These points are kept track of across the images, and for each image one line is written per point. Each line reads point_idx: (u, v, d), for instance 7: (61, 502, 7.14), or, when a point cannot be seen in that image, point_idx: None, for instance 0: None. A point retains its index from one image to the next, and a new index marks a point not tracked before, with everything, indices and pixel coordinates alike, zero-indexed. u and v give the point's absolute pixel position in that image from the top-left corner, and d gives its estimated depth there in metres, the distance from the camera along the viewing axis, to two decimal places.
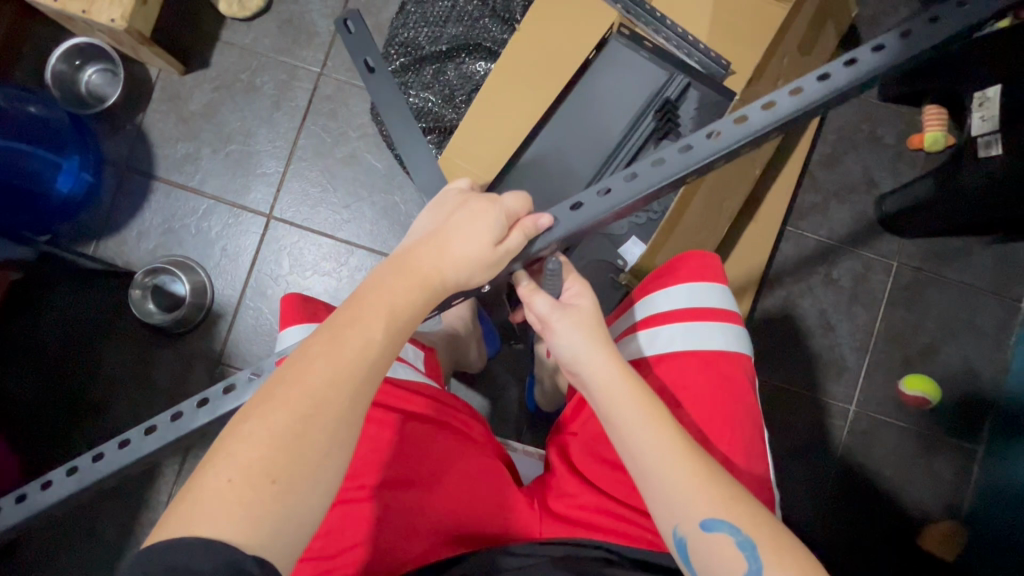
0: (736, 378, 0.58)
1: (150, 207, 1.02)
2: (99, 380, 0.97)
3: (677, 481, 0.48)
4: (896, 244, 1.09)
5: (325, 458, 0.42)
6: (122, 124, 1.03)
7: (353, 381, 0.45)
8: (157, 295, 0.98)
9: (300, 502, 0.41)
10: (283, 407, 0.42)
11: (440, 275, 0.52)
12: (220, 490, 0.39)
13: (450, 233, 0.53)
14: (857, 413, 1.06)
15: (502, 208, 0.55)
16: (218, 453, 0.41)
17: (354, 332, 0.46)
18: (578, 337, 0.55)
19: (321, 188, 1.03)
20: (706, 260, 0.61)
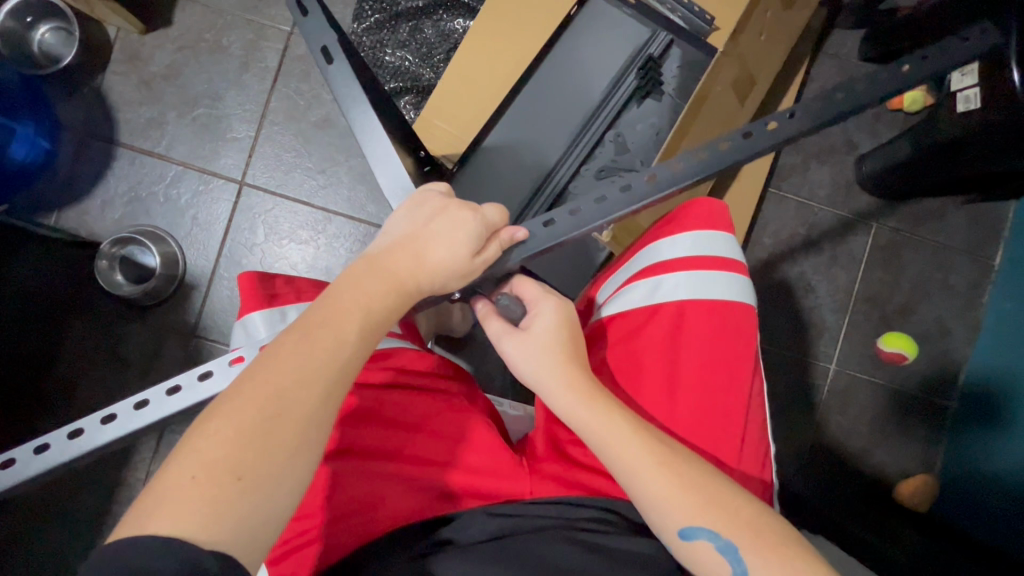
0: (738, 328, 0.58)
1: (114, 175, 0.97)
2: (67, 356, 0.93)
3: (652, 489, 0.48)
4: (875, 206, 1.10)
5: (293, 454, 0.39)
6: (79, 87, 0.97)
7: (325, 381, 0.42)
8: (125, 266, 0.95)
9: (269, 499, 0.38)
10: (251, 401, 0.39)
11: (416, 279, 0.50)
12: (183, 487, 0.36)
13: (427, 240, 0.51)
14: (836, 373, 1.08)
15: (482, 217, 0.54)
16: (180, 449, 0.38)
17: (325, 331, 0.44)
18: (537, 366, 0.55)
19: (295, 153, 1.00)
20: (712, 208, 0.60)
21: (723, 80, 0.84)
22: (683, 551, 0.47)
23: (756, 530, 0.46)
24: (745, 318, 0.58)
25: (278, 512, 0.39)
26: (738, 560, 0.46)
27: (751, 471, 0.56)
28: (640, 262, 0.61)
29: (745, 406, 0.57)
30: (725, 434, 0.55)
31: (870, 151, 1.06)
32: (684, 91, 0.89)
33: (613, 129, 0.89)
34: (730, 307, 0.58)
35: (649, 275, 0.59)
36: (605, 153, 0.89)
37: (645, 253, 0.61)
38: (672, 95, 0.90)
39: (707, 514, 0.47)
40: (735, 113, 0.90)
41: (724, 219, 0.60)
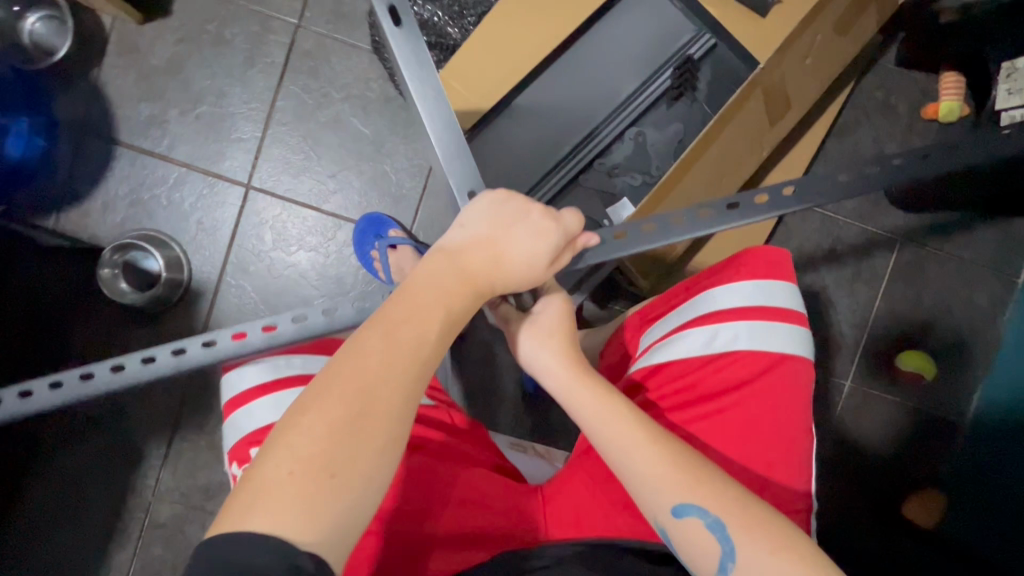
0: (795, 379, 0.57)
1: (115, 175, 0.93)
2: (70, 364, 0.89)
3: (644, 468, 0.47)
4: (902, 219, 1.07)
5: (384, 452, 0.38)
6: (74, 80, 0.92)
7: (411, 374, 0.41)
8: (129, 273, 0.91)
9: (363, 495, 0.37)
10: (341, 398, 0.38)
11: (489, 281, 0.49)
12: (281, 482, 0.35)
13: (505, 241, 0.51)
14: (852, 389, 1.06)
15: (561, 226, 0.53)
16: (272, 442, 0.37)
17: (410, 327, 0.42)
18: (547, 354, 0.55)
19: (303, 155, 0.95)
20: (774, 256, 0.60)
21: (757, 99, 0.81)
22: (676, 532, 0.46)
23: (752, 519, 0.45)
24: (804, 371, 0.58)
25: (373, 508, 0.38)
26: (725, 535, 0.45)
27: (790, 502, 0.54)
28: (693, 309, 0.59)
29: (784, 442, 0.55)
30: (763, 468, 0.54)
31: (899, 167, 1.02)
32: (714, 100, 0.86)
33: (635, 127, 0.86)
34: (793, 363, 0.57)
35: (705, 321, 0.57)
36: (622, 150, 0.86)
37: (694, 302, 0.59)
38: (703, 101, 0.86)
39: (698, 490, 0.46)
40: (764, 134, 0.86)
41: (785, 266, 0.60)
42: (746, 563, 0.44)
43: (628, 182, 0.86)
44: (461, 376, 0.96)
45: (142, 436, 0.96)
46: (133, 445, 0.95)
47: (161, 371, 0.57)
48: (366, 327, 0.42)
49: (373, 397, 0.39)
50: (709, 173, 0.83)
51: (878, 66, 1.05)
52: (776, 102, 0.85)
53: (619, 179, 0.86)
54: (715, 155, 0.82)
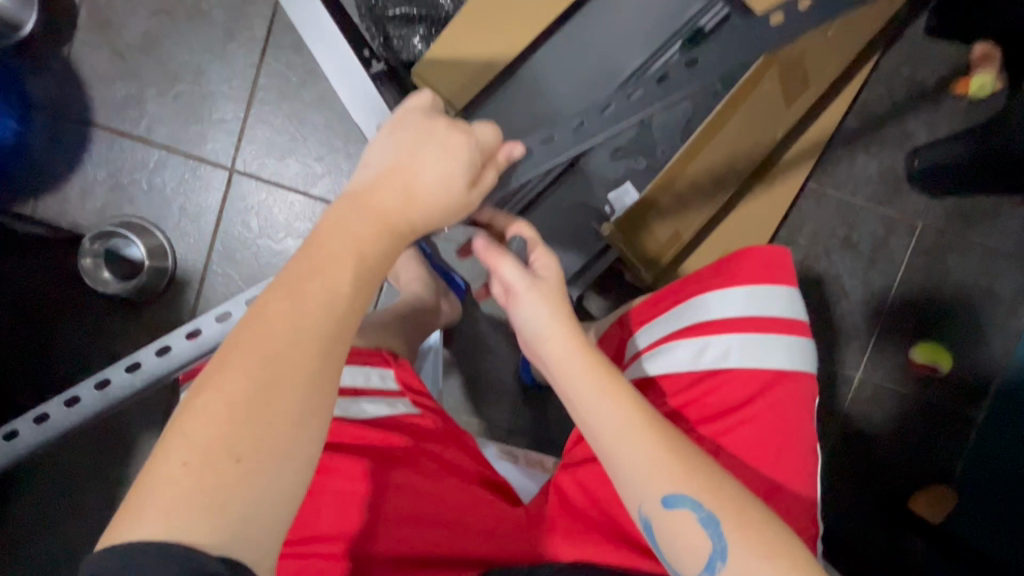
0: (793, 397, 0.54)
1: (92, 159, 0.88)
2: (61, 355, 0.87)
3: (635, 458, 0.44)
4: (923, 203, 1.01)
5: (297, 425, 0.34)
6: (45, 58, 0.87)
7: (321, 337, 0.36)
8: (111, 262, 0.87)
9: (275, 482, 0.33)
10: (242, 372, 0.34)
11: (408, 218, 0.42)
12: (176, 476, 0.31)
13: (411, 170, 0.42)
14: (862, 381, 1.02)
15: (477, 142, 0.45)
16: (169, 432, 0.33)
17: (314, 283, 0.36)
18: (545, 317, 0.48)
19: (289, 137, 0.90)
20: (774, 256, 0.57)
21: (772, 78, 0.74)
22: (663, 526, 0.43)
23: (744, 515, 0.42)
24: (805, 383, 0.55)
25: (292, 495, 0.34)
26: (718, 532, 0.42)
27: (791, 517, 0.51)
28: (683, 318, 0.56)
29: (785, 454, 0.52)
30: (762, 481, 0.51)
31: (923, 147, 0.96)
32: None
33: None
34: (792, 376, 0.55)
35: (693, 334, 0.55)
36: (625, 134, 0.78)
37: (683, 311, 0.57)
38: None
39: (693, 480, 0.43)
40: (778, 117, 0.81)
41: (783, 267, 0.57)
42: (737, 564, 0.41)
43: (631, 166, 0.76)
44: (456, 369, 0.93)
45: (132, 424, 0.86)
46: (121, 434, 0.86)
47: (159, 369, 0.68)
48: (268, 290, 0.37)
49: (278, 368, 0.34)
50: (721, 156, 0.78)
51: (904, 37, 0.98)
52: (793, 83, 0.78)
53: (621, 163, 0.76)
54: (726, 138, 0.77)
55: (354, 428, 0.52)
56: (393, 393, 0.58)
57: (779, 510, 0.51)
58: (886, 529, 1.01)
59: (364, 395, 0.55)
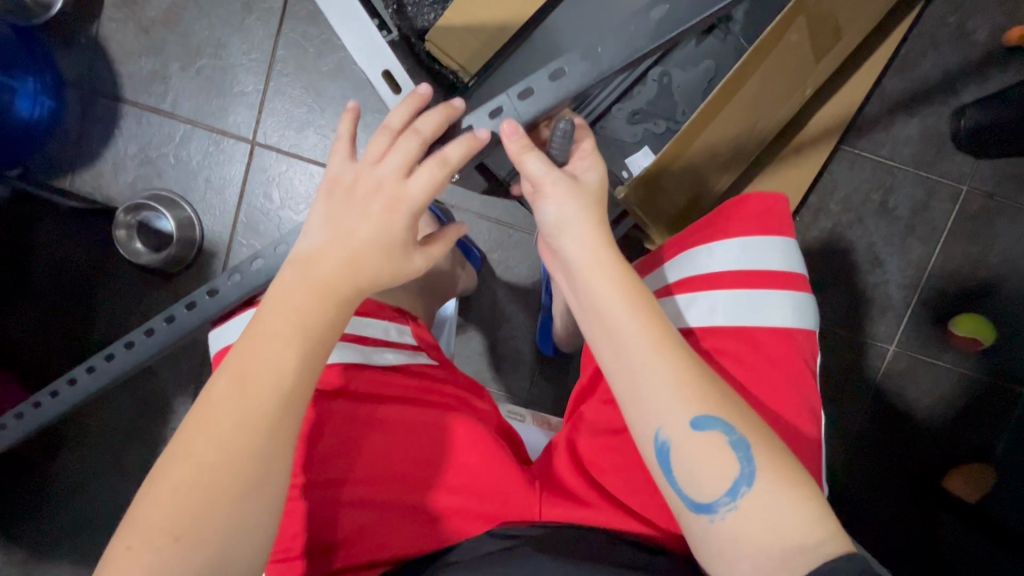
0: (801, 356, 0.52)
1: (122, 134, 0.92)
2: (99, 322, 0.91)
3: (661, 380, 0.43)
4: (970, 165, 0.94)
5: (236, 501, 0.38)
6: (76, 37, 0.90)
7: (264, 417, 0.40)
8: (144, 233, 0.91)
9: (217, 548, 0.37)
10: (189, 459, 0.38)
11: (348, 284, 0.44)
12: (121, 557, 0.36)
13: (345, 246, 0.44)
14: (896, 354, 0.97)
15: (400, 196, 0.44)
16: (126, 519, 0.38)
17: (256, 363, 0.41)
18: (578, 228, 0.48)
19: (307, 108, 0.92)
20: (772, 204, 0.56)
21: (802, 26, 0.71)
22: (683, 448, 0.42)
23: (774, 455, 0.42)
24: (806, 342, 0.53)
25: (233, 563, 0.38)
26: (748, 456, 0.41)
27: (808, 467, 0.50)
28: (673, 273, 0.57)
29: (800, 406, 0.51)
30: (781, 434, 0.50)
31: (971, 104, 0.90)
32: (750, 34, 0.78)
33: (659, 66, 0.78)
34: (794, 334, 0.53)
35: (687, 289, 0.55)
36: (645, 93, 0.79)
37: (678, 265, 0.57)
38: (738, 35, 0.78)
39: (722, 404, 0.43)
40: (807, 71, 0.75)
41: (780, 218, 0.56)
42: (763, 488, 0.40)
43: (651, 129, 0.79)
44: (471, 339, 0.93)
45: (166, 388, 0.91)
46: (156, 395, 0.91)
47: (177, 331, 0.69)
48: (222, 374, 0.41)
49: (223, 451, 0.38)
50: (746, 114, 0.74)
51: None
52: (823, 32, 0.73)
53: (640, 127, 0.79)
54: (749, 97, 0.73)
55: (365, 373, 0.53)
56: (411, 346, 0.60)
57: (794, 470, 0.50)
58: (918, 507, 0.97)
59: (385, 346, 0.56)
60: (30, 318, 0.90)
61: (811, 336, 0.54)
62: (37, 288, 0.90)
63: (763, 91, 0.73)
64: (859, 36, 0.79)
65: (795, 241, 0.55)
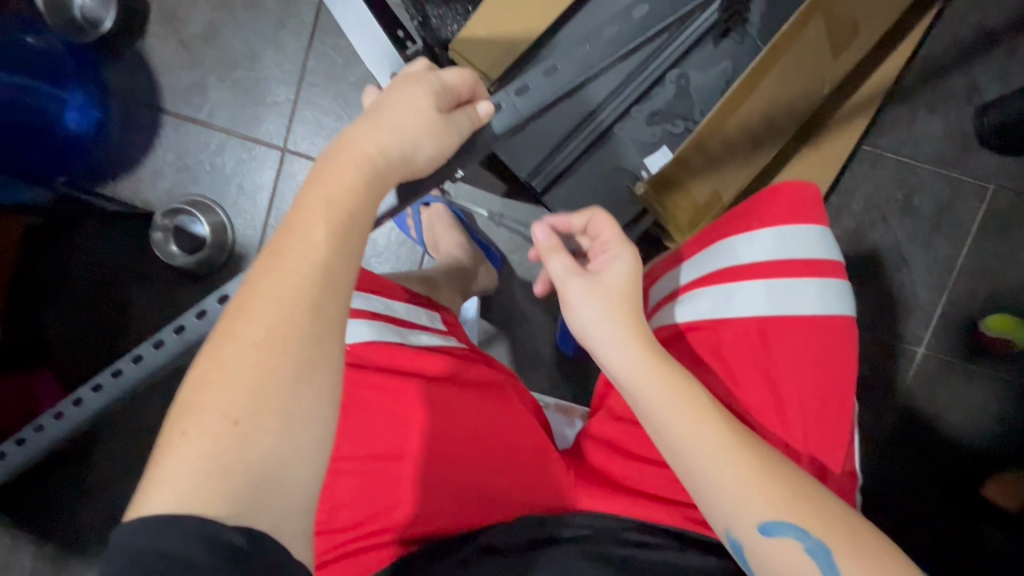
0: (837, 345, 0.51)
1: (162, 143, 0.97)
2: (132, 322, 0.95)
3: (730, 482, 0.42)
4: (995, 163, 0.93)
5: (301, 383, 0.33)
6: (122, 52, 0.96)
7: (310, 291, 0.35)
8: (179, 237, 0.94)
9: (279, 441, 0.32)
10: (241, 343, 0.33)
11: (384, 152, 0.40)
12: (178, 445, 0.31)
13: (373, 115, 0.41)
14: (926, 357, 0.95)
15: (436, 79, 0.44)
16: (177, 409, 0.32)
17: (292, 240, 0.36)
18: (597, 331, 0.48)
19: (335, 116, 0.96)
20: (806, 193, 0.54)
21: (818, 26, 0.72)
22: (758, 553, 0.41)
23: (859, 537, 0.40)
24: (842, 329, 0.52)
25: (297, 465, 0.33)
26: (830, 562, 0.39)
27: (831, 471, 0.51)
28: (705, 264, 0.55)
29: (827, 408, 0.51)
30: (806, 437, 0.50)
31: (996, 100, 0.89)
32: (768, 35, 0.79)
33: (677, 68, 0.80)
34: (823, 321, 0.52)
35: (721, 281, 0.53)
36: (663, 96, 0.80)
37: (710, 257, 0.55)
38: (754, 36, 0.79)
39: (794, 505, 0.41)
40: (825, 70, 0.76)
41: (816, 206, 0.54)
42: None
43: (669, 129, 0.81)
44: (491, 338, 0.94)
45: None
46: None
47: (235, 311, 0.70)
48: (259, 260, 0.36)
49: (277, 330, 0.34)
50: (767, 107, 0.75)
51: None
52: (838, 31, 0.74)
53: (658, 127, 0.80)
54: (769, 90, 0.74)
55: (401, 349, 0.52)
56: (441, 331, 0.61)
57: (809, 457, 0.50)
58: (952, 514, 0.94)
59: (419, 329, 0.57)
60: (70, 314, 0.95)
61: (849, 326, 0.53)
62: (77, 288, 0.95)
63: (782, 86, 0.74)
64: (880, 33, 0.79)
65: (830, 229, 0.54)
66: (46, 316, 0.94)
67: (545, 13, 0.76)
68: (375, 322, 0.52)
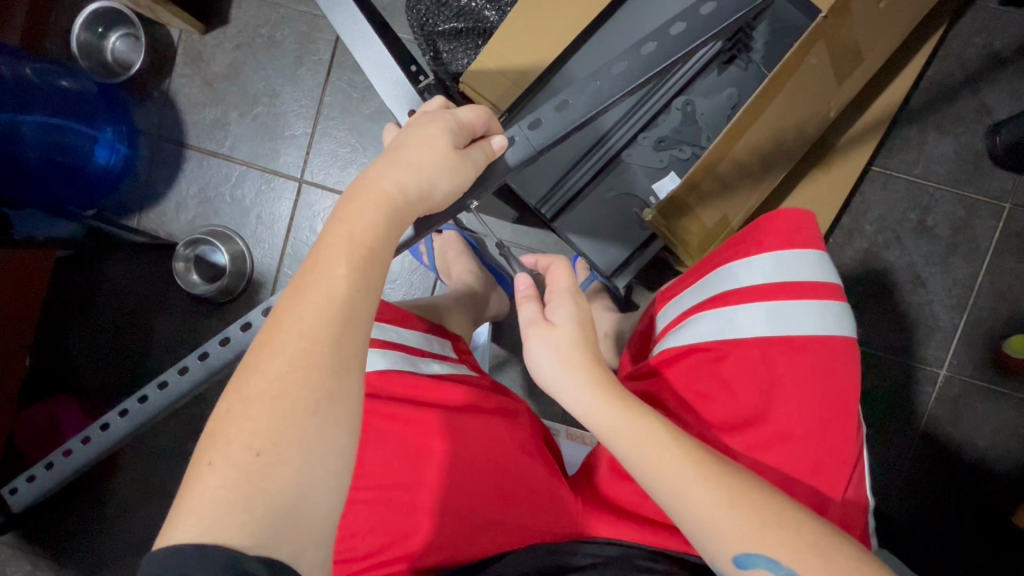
0: (839, 365, 0.51)
1: (185, 176, 1.00)
2: (154, 349, 0.98)
3: (696, 506, 0.41)
4: (1010, 182, 0.92)
5: (323, 414, 0.34)
6: (150, 91, 1.01)
7: (331, 325, 0.36)
8: (200, 266, 0.98)
9: (299, 472, 0.33)
10: (264, 376, 0.34)
11: (402, 190, 0.41)
12: (204, 475, 0.32)
13: (394, 155, 0.43)
14: (948, 380, 0.93)
15: (453, 118, 0.45)
16: (206, 440, 0.33)
17: (314, 277, 0.37)
18: (559, 379, 0.50)
19: (350, 148, 0.99)
20: (798, 219, 0.54)
21: (822, 51, 0.71)
22: None
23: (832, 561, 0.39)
24: (842, 348, 0.51)
25: (316, 496, 0.33)
26: None
27: (831, 500, 0.49)
28: (708, 289, 0.55)
29: (828, 436, 0.49)
30: (806, 466, 0.49)
31: (1007, 120, 0.88)
32: (772, 62, 0.80)
33: (682, 95, 0.81)
34: (822, 340, 0.51)
35: (721, 305, 0.53)
36: (669, 122, 0.81)
37: (711, 282, 0.55)
38: (759, 63, 0.80)
39: (765, 537, 0.40)
40: (830, 95, 0.77)
41: (810, 232, 0.54)
42: None
43: (676, 155, 0.81)
44: (503, 362, 0.95)
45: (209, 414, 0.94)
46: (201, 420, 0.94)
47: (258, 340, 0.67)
48: (282, 296, 0.38)
49: (298, 364, 0.35)
50: (773, 132, 0.76)
51: (978, 6, 0.91)
52: (844, 56, 0.75)
53: (665, 153, 0.81)
54: (774, 116, 0.75)
55: (414, 379, 0.52)
56: (453, 359, 0.61)
57: (820, 486, 0.49)
58: (983, 542, 0.90)
59: (431, 358, 0.57)
60: (95, 342, 0.98)
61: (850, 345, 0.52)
62: (101, 316, 0.98)
63: (787, 112, 0.75)
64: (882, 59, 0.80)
65: (826, 251, 0.54)
66: (72, 343, 0.97)
67: (551, 49, 0.79)
68: (387, 351, 0.53)
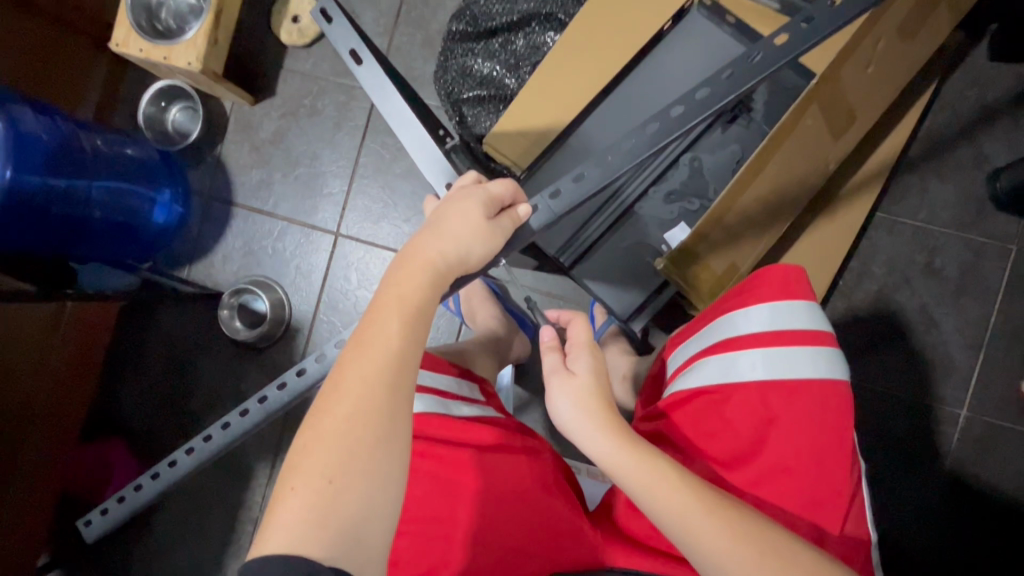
0: (836, 406, 0.54)
1: (232, 232, 1.10)
2: (198, 392, 1.04)
3: (704, 538, 0.45)
4: (1015, 225, 0.95)
5: (383, 448, 0.40)
6: (203, 156, 1.11)
7: (388, 372, 0.42)
8: (243, 313, 1.05)
9: (364, 496, 0.39)
10: (333, 415, 0.40)
11: (443, 256, 0.48)
12: (287, 499, 0.38)
13: (435, 226, 0.49)
14: (969, 420, 0.93)
15: (485, 192, 0.52)
16: (286, 470, 0.39)
17: (374, 330, 0.43)
18: (577, 422, 0.54)
19: (383, 204, 1.07)
20: (787, 273, 0.58)
21: (817, 112, 0.77)
22: None
23: None
24: (837, 390, 0.54)
25: (381, 516, 0.39)
26: None
27: (830, 534, 0.52)
28: (712, 336, 0.59)
29: (823, 473, 0.53)
30: (803, 502, 0.53)
31: (1005, 167, 0.92)
32: (772, 119, 0.86)
33: (689, 152, 0.87)
34: (819, 384, 0.54)
35: (723, 351, 0.57)
36: (678, 176, 0.87)
37: (715, 328, 0.59)
38: (760, 121, 0.86)
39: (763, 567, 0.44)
40: (828, 149, 0.83)
41: (801, 283, 0.57)
42: None
43: (685, 208, 0.87)
44: (526, 402, 0.99)
45: (248, 454, 1.00)
46: (241, 460, 1.00)
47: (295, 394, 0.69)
48: (347, 345, 0.44)
49: (362, 406, 0.41)
50: (777, 185, 0.81)
51: (969, 62, 0.96)
52: (838, 114, 0.81)
53: (675, 205, 0.87)
54: (777, 170, 0.80)
55: (449, 420, 0.57)
56: (480, 401, 0.66)
57: (820, 521, 0.52)
58: None
59: (460, 401, 0.62)
60: (144, 387, 1.05)
61: (846, 387, 0.55)
62: (152, 362, 1.05)
63: (788, 167, 0.81)
64: (875, 116, 0.86)
65: (816, 302, 0.57)
66: (124, 388, 1.05)
67: (569, 110, 0.85)
68: (422, 395, 0.58)
